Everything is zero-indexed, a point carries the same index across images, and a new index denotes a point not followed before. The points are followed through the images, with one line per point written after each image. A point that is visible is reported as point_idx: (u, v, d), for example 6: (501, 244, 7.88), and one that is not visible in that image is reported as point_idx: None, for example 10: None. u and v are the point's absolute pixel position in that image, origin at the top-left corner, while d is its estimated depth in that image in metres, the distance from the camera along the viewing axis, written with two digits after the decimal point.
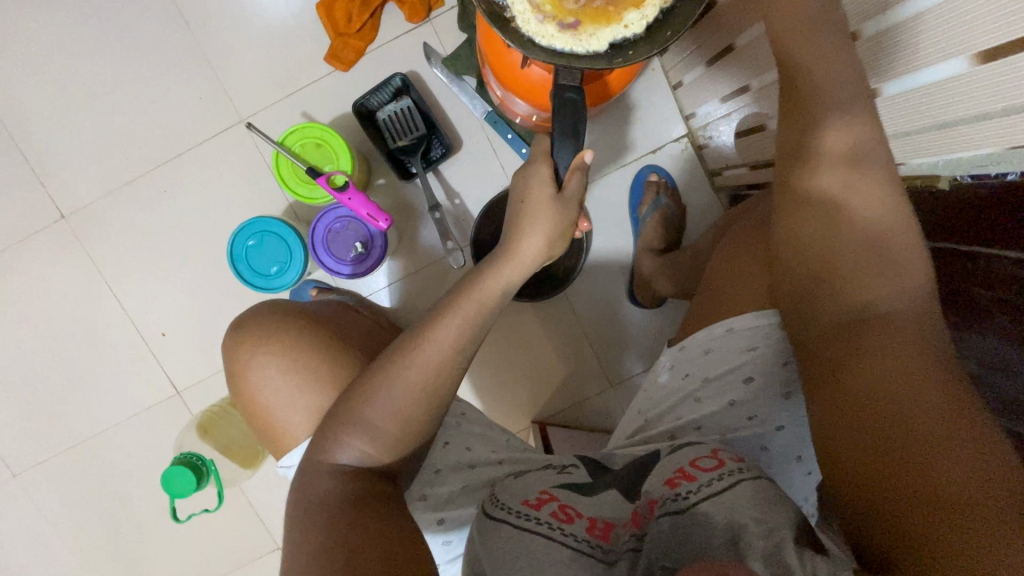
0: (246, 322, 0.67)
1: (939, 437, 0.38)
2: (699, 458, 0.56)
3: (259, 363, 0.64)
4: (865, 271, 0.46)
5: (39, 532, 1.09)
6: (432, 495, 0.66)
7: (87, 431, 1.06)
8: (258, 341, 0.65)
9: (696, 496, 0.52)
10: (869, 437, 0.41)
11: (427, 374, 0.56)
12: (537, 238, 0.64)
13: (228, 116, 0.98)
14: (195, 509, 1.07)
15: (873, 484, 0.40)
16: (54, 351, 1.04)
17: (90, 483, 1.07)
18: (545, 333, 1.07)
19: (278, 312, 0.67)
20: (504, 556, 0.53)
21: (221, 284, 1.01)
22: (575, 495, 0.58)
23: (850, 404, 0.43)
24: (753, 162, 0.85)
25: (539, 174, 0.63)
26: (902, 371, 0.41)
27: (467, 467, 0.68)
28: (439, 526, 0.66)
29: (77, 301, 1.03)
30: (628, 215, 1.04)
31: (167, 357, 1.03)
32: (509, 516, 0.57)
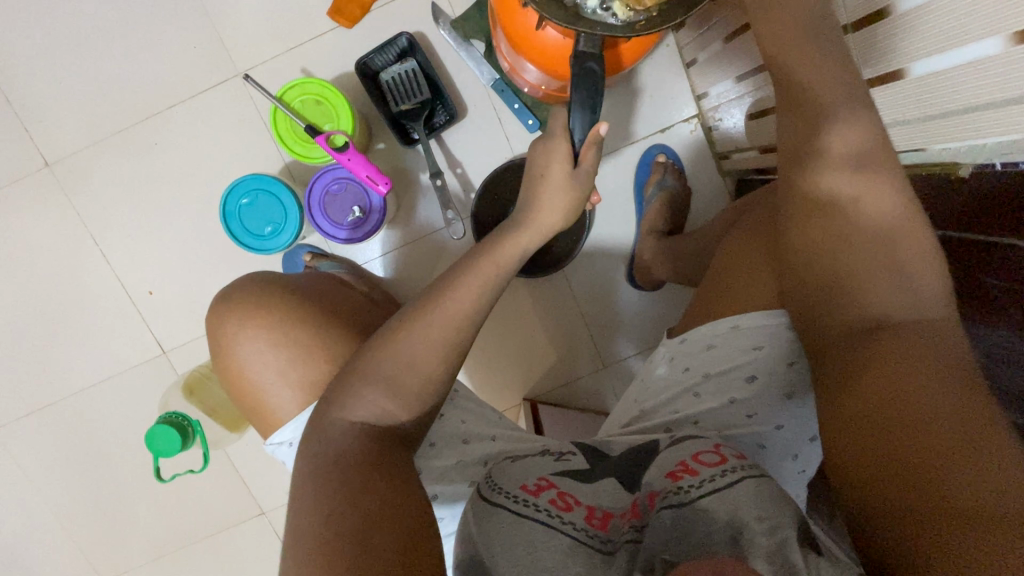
0: (230, 295, 0.65)
1: (950, 445, 0.37)
2: (702, 453, 0.57)
3: (251, 324, 0.62)
4: (868, 268, 0.46)
5: (17, 486, 1.07)
6: (429, 467, 0.65)
7: (70, 387, 1.04)
8: (249, 311, 0.63)
9: (698, 490, 0.53)
10: (877, 442, 0.41)
11: (425, 345, 0.55)
12: (557, 216, 0.62)
13: (223, 69, 0.94)
14: (180, 469, 1.06)
15: (885, 492, 0.40)
16: (35, 306, 1.01)
17: (72, 440, 1.05)
18: (541, 311, 1.05)
19: (269, 284, 0.65)
20: (504, 543, 0.53)
21: (210, 245, 0.98)
22: (575, 484, 0.58)
23: (860, 410, 0.43)
24: (763, 146, 0.83)
25: (558, 150, 0.61)
26: (908, 373, 0.41)
27: (463, 442, 0.68)
28: (433, 502, 0.65)
29: (60, 257, 0.99)
30: (632, 195, 1.02)
31: (154, 318, 1.01)
32: (506, 501, 0.57)
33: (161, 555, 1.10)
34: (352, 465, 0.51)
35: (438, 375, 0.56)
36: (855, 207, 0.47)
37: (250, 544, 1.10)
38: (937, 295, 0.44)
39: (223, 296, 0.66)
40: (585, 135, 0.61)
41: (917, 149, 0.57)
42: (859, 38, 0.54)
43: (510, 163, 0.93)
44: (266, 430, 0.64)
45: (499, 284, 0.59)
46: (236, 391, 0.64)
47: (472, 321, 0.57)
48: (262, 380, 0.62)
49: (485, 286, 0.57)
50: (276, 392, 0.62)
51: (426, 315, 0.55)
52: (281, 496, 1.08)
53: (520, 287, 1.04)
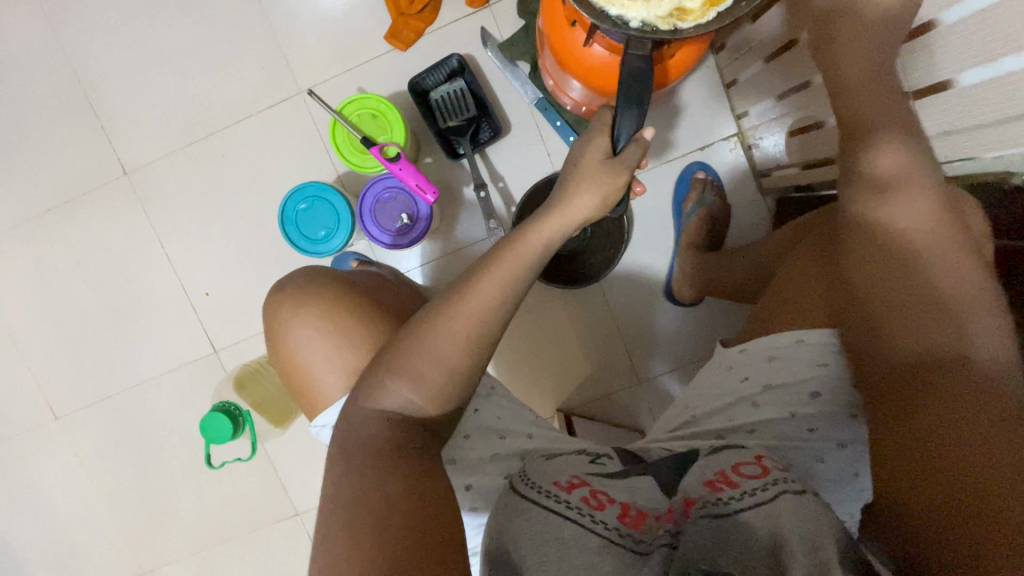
0: (285, 285, 0.68)
1: (993, 485, 0.40)
2: (743, 464, 0.58)
3: (299, 317, 0.65)
4: (917, 310, 0.49)
5: (74, 474, 1.13)
6: (462, 459, 0.66)
7: (129, 380, 1.10)
8: (299, 301, 0.66)
9: (739, 503, 0.53)
10: (937, 467, 0.43)
11: (463, 340, 0.57)
12: (589, 199, 0.63)
13: (287, 87, 1.01)
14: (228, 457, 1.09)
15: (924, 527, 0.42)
16: (103, 302, 1.09)
17: (127, 432, 1.11)
18: (575, 323, 1.06)
19: (314, 277, 0.67)
20: (534, 536, 0.54)
21: (266, 251, 1.04)
22: (608, 482, 0.60)
23: (919, 438, 0.45)
24: (805, 162, 0.83)
25: (596, 144, 0.64)
26: (963, 408, 0.44)
27: (498, 437, 0.69)
28: (466, 493, 0.65)
29: (129, 257, 1.07)
30: (670, 210, 1.03)
31: (209, 317, 1.07)
32: (539, 496, 0.58)
33: (200, 549, 1.14)
34: (393, 453, 0.53)
35: (479, 370, 0.58)
36: (898, 237, 0.51)
37: (283, 544, 1.12)
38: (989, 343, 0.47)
39: (276, 290, 0.69)
40: (630, 135, 0.62)
41: (968, 159, 0.56)
42: (912, 48, 0.55)
43: (551, 177, 0.96)
44: (311, 415, 0.67)
45: (526, 275, 0.60)
46: (285, 377, 0.68)
47: (500, 317, 0.58)
48: (313, 367, 0.65)
49: (515, 275, 0.59)
50: (325, 378, 0.65)
51: (455, 307, 0.57)
52: (317, 497, 1.11)
53: (556, 299, 1.06)
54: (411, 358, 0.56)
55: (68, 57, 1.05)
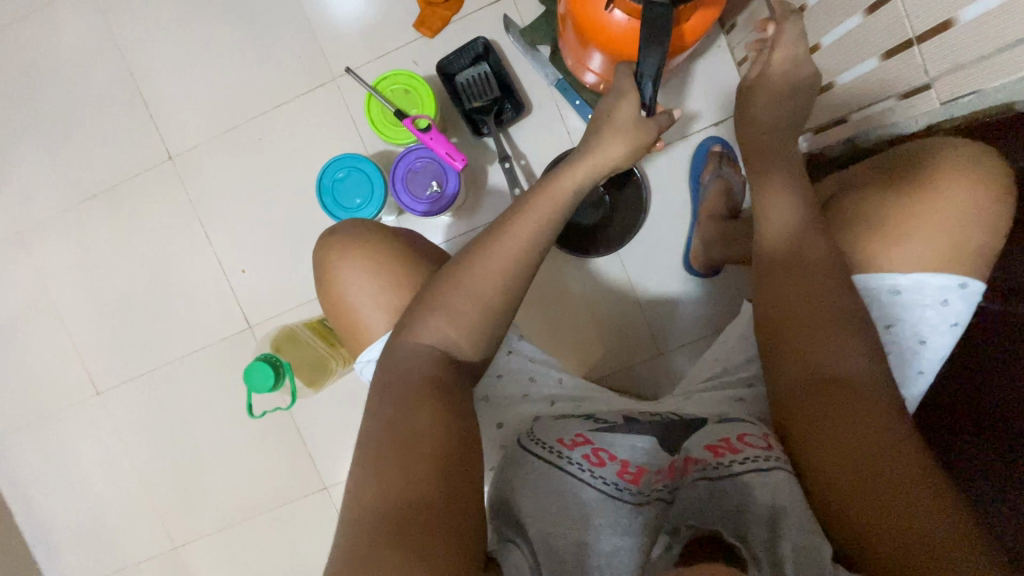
0: (337, 231, 0.73)
1: (891, 489, 0.51)
2: (748, 435, 0.63)
3: (349, 260, 0.70)
4: (805, 333, 0.61)
5: (111, 449, 1.17)
6: (496, 397, 0.75)
7: (166, 356, 1.15)
8: (350, 244, 0.71)
9: (741, 467, 0.60)
10: (849, 477, 0.53)
11: (497, 276, 0.60)
12: (619, 147, 0.69)
13: (322, 74, 1.08)
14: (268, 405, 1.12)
15: (851, 506, 0.52)
16: (145, 281, 1.15)
17: (163, 407, 1.16)
18: (597, 296, 1.09)
19: (365, 227, 0.73)
20: (540, 488, 0.62)
21: (299, 229, 1.10)
22: (612, 439, 0.66)
23: (835, 450, 0.55)
24: (818, 126, 0.86)
25: (630, 96, 0.70)
26: (861, 423, 0.55)
27: (529, 378, 0.76)
28: (498, 429, 0.74)
29: (171, 238, 1.13)
30: (688, 185, 1.06)
31: (245, 294, 1.12)
32: (545, 452, 0.65)
33: (229, 525, 1.16)
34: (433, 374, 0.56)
35: (513, 303, 0.61)
36: (795, 261, 0.63)
37: (311, 518, 1.14)
38: (860, 360, 0.58)
39: (327, 235, 0.74)
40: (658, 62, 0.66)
41: (977, 91, 0.60)
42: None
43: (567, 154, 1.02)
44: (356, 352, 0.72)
45: (560, 216, 0.64)
46: (332, 315, 0.72)
47: (535, 256, 0.62)
48: (356, 307, 0.69)
49: (547, 218, 0.63)
50: (367, 317, 0.69)
51: (492, 246, 0.61)
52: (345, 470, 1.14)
53: (576, 273, 1.09)
54: (447, 293, 0.60)
55: (121, 52, 1.13)
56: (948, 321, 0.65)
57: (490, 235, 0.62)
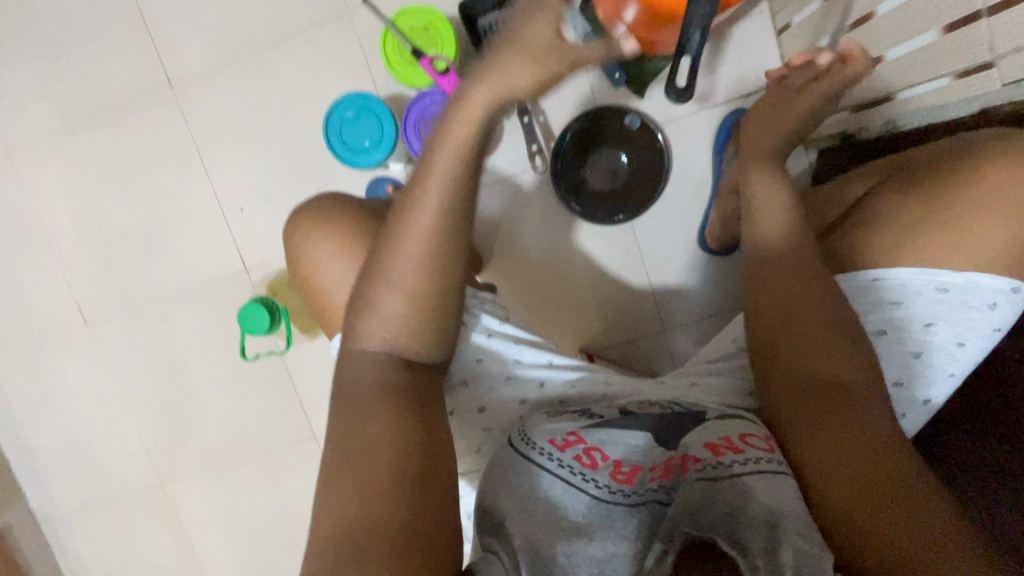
0: (301, 211, 0.70)
1: (892, 496, 0.50)
2: (750, 435, 0.59)
3: (314, 241, 0.67)
4: (797, 338, 0.60)
5: (100, 380, 1.16)
6: (475, 382, 0.70)
7: (158, 291, 1.12)
8: (314, 225, 0.68)
9: (741, 467, 0.55)
10: (851, 482, 0.52)
11: (426, 261, 0.57)
12: (526, 76, 0.59)
13: (336, 5, 1.01)
14: (263, 348, 1.12)
15: (854, 511, 0.51)
16: (138, 212, 1.10)
17: (153, 343, 1.13)
18: (605, 267, 1.06)
19: (328, 203, 0.69)
20: (524, 490, 0.57)
21: (303, 171, 1.05)
22: (602, 437, 0.61)
23: (834, 453, 0.55)
24: (857, 104, 0.82)
25: (537, 27, 0.59)
26: (859, 428, 0.55)
27: (513, 362, 0.71)
28: (480, 413, 0.70)
29: (167, 170, 1.08)
30: (710, 158, 1.01)
31: (242, 234, 1.08)
32: (532, 453, 0.60)
33: (215, 465, 1.16)
34: None
35: None
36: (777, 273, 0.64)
37: (299, 465, 1.14)
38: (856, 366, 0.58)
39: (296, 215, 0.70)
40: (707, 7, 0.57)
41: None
42: None
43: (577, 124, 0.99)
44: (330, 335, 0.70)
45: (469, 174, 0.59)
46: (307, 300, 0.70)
47: (453, 230, 0.58)
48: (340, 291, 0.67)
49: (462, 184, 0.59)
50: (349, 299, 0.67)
51: (407, 228, 0.58)
52: None
53: (586, 241, 1.05)
54: (383, 293, 0.57)
55: None
56: (992, 325, 0.62)
57: (409, 212, 0.58)
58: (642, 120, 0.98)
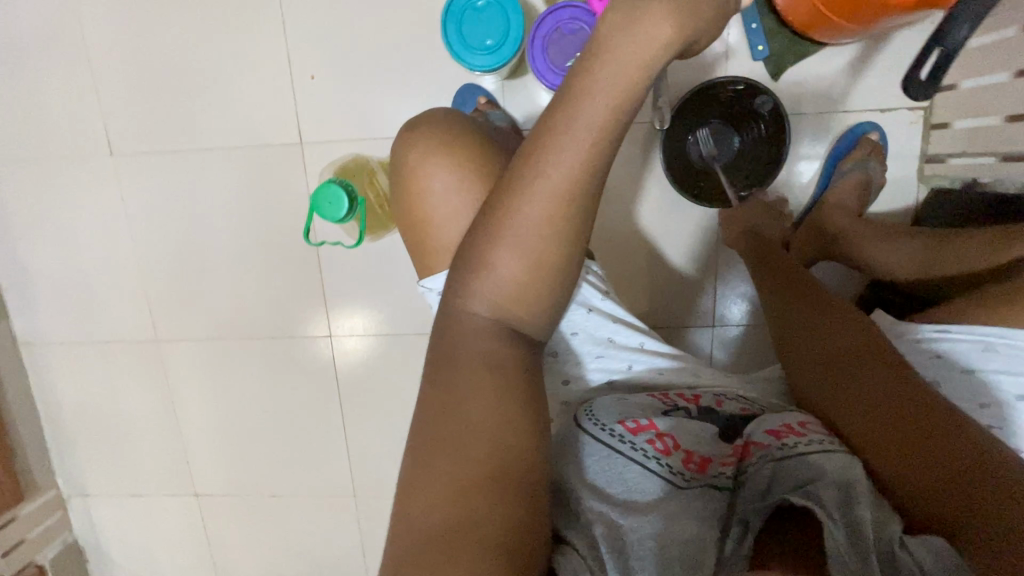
0: (418, 127, 0.62)
1: (921, 430, 0.51)
2: (808, 422, 0.57)
3: (430, 169, 0.60)
4: (809, 319, 0.68)
5: (114, 219, 1.07)
6: (564, 354, 0.67)
7: (198, 140, 1.02)
8: (430, 149, 0.61)
9: (805, 447, 0.53)
10: (884, 428, 0.53)
11: (549, 228, 0.46)
12: (652, 30, 0.44)
13: None
14: (331, 237, 1.03)
15: (892, 453, 0.51)
16: (196, 47, 0.98)
17: (181, 195, 1.04)
18: (675, 246, 1.01)
19: (447, 129, 0.62)
20: (594, 471, 0.54)
21: (390, 53, 0.95)
22: (674, 423, 0.58)
23: (860, 403, 0.56)
24: (1008, 154, 0.77)
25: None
26: (879, 375, 0.57)
27: (609, 341, 0.68)
28: (563, 386, 0.67)
29: (240, 6, 0.95)
30: (822, 164, 0.95)
31: (306, 104, 0.98)
32: (601, 432, 0.56)
33: (220, 337, 1.11)
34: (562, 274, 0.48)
35: None
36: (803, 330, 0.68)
37: (307, 360, 1.10)
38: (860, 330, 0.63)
39: (403, 131, 0.64)
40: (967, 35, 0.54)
41: None
42: None
43: (704, 88, 0.90)
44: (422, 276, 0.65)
45: (599, 161, 0.46)
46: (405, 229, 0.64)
47: (567, 226, 0.47)
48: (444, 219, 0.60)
49: (581, 173, 0.45)
50: (452, 235, 0.60)
51: (508, 217, 0.47)
52: (356, 327, 1.08)
53: (665, 215, 0.99)
54: (498, 253, 0.47)
55: None
56: None
57: (531, 167, 0.46)
58: (775, 105, 0.89)
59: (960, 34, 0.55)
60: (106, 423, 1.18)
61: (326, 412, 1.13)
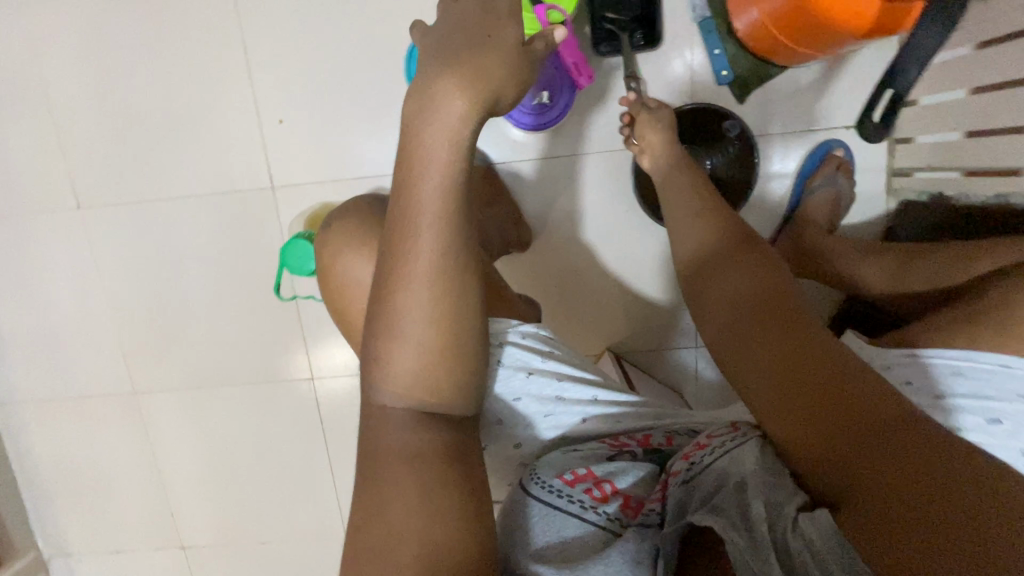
0: (333, 231, 0.66)
1: (858, 414, 0.44)
2: (716, 432, 0.59)
3: (347, 265, 0.64)
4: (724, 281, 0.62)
5: (85, 273, 1.05)
6: (511, 419, 0.67)
7: (167, 189, 1.00)
8: (344, 248, 0.64)
9: (710, 457, 0.53)
10: (812, 411, 0.47)
11: (437, 297, 0.51)
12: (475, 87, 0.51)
13: None
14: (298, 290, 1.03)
15: (826, 444, 0.45)
16: (161, 96, 0.97)
17: (153, 246, 1.03)
18: (652, 271, 1.01)
19: (356, 224, 0.66)
20: (536, 536, 0.53)
21: (358, 94, 0.94)
22: (613, 469, 0.58)
23: (788, 380, 0.49)
24: (970, 170, 0.77)
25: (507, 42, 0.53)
26: (802, 347, 0.50)
27: (555, 398, 0.66)
28: (515, 449, 0.67)
29: (203, 54, 0.95)
30: (790, 184, 0.96)
31: (275, 148, 0.97)
32: (541, 493, 0.55)
33: (200, 386, 1.09)
34: None
35: None
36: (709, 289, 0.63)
37: (290, 404, 1.08)
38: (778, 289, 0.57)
39: (320, 230, 0.69)
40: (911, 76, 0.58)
41: None
42: None
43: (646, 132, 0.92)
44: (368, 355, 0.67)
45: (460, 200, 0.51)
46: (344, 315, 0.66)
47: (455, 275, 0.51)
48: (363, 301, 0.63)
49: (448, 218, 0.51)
50: None
51: (407, 273, 0.51)
52: (339, 368, 1.06)
53: (641, 240, 1.00)
54: (396, 346, 0.51)
55: None
56: None
57: (406, 239, 0.51)
58: (742, 128, 0.90)
59: (910, 76, 0.59)
60: (86, 479, 1.15)
61: (311, 455, 1.11)
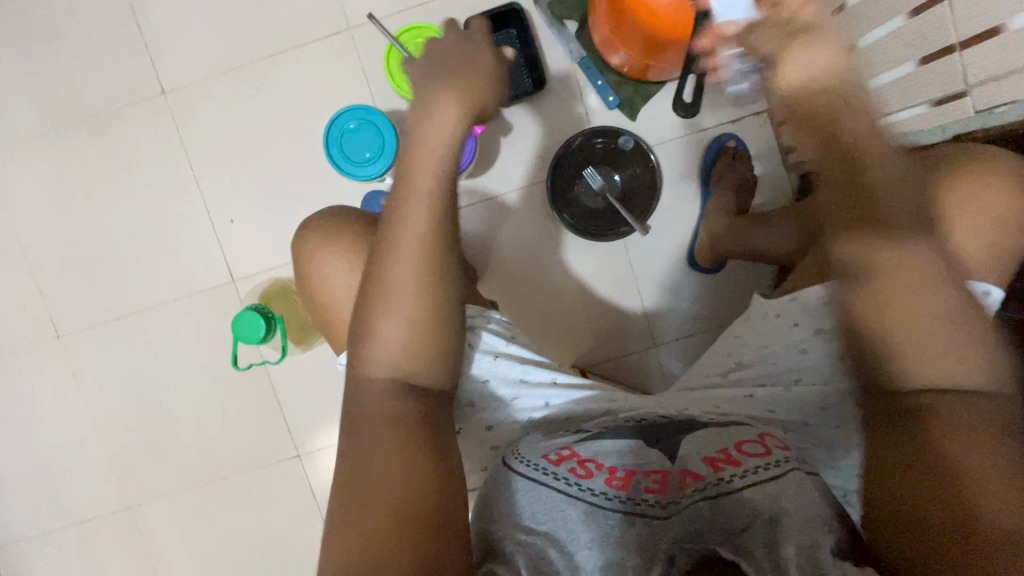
0: (311, 224, 0.70)
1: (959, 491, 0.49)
2: (746, 443, 0.60)
3: (322, 259, 0.67)
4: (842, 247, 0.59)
5: (69, 397, 1.10)
6: (481, 403, 0.70)
7: (137, 302, 1.08)
8: (320, 243, 0.68)
9: (741, 481, 0.55)
10: (923, 481, 0.51)
11: (424, 280, 0.56)
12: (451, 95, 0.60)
13: (337, 22, 1.02)
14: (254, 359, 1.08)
15: (919, 513, 0.50)
16: (123, 221, 1.07)
17: (130, 358, 1.09)
18: (596, 284, 1.07)
19: (335, 217, 0.70)
20: (520, 514, 0.56)
21: (297, 183, 1.05)
22: (597, 449, 0.61)
23: (919, 451, 0.53)
24: None
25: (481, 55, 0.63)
26: (956, 427, 0.52)
27: (522, 380, 0.71)
28: (488, 431, 0.71)
29: (158, 178, 1.06)
30: (698, 177, 1.05)
31: (230, 245, 1.06)
32: (528, 470, 0.59)
33: (191, 485, 1.10)
34: None
35: None
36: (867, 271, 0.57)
37: (281, 486, 1.10)
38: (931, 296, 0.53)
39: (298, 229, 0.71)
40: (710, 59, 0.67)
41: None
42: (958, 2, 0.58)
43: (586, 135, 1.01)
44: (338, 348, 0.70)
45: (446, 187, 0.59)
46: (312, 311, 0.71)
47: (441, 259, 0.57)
48: (333, 295, 0.67)
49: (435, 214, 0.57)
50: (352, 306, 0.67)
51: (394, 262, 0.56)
52: (321, 440, 1.09)
53: (578, 258, 1.07)
54: (380, 326, 0.56)
55: None
56: None
57: (390, 236, 0.57)
58: (636, 141, 1.00)
59: None
60: None
61: (308, 535, 1.10)
